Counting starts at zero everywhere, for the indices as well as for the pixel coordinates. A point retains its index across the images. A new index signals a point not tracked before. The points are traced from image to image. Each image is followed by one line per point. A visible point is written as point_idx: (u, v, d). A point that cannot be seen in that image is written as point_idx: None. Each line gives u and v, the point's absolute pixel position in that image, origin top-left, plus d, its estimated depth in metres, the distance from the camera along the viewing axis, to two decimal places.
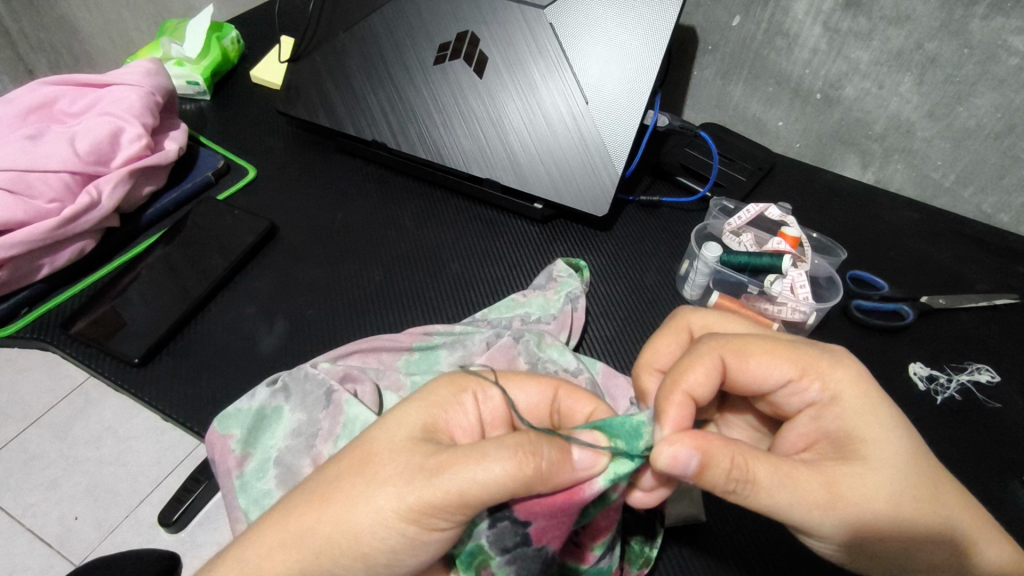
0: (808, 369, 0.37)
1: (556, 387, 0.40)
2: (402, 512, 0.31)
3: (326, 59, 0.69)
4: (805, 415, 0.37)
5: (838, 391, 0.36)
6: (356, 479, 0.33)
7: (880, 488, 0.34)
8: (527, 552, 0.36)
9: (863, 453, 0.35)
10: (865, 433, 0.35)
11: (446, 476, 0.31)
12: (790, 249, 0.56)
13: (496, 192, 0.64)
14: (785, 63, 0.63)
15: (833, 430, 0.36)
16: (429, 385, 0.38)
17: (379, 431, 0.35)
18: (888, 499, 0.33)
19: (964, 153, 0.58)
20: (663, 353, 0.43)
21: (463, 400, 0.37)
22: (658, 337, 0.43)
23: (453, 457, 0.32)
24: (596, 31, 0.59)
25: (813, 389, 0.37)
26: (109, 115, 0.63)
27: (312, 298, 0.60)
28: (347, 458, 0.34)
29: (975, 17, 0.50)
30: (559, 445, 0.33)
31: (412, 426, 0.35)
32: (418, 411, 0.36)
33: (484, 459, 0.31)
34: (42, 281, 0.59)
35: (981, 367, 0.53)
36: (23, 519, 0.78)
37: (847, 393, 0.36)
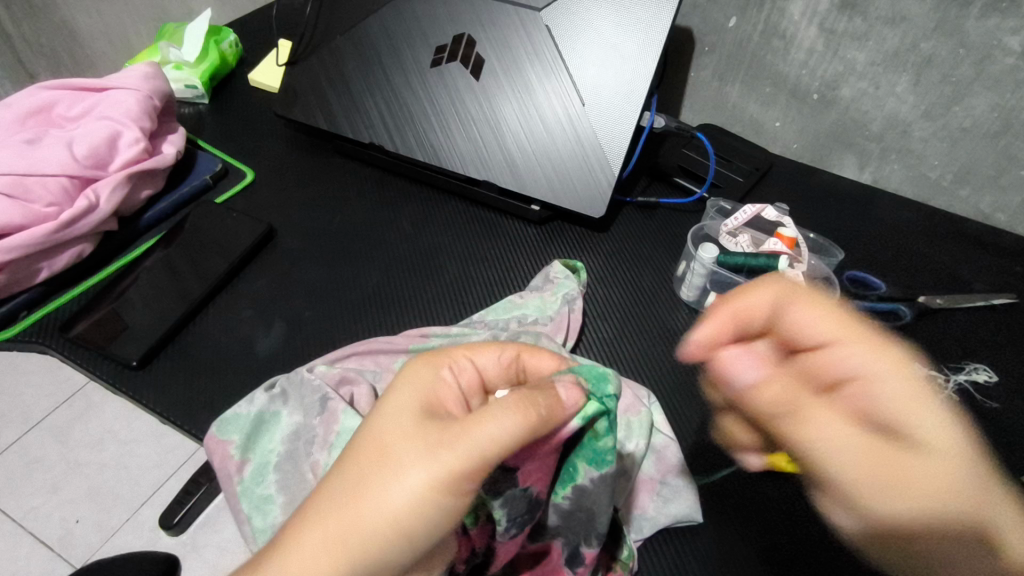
0: (856, 342, 0.36)
1: (518, 350, 0.40)
2: (435, 490, 0.31)
3: (324, 61, 0.69)
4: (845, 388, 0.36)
5: (883, 370, 0.35)
6: (382, 470, 0.32)
7: (939, 473, 0.32)
8: (511, 493, 0.34)
9: (914, 439, 0.33)
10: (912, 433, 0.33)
11: (465, 444, 0.31)
12: (786, 249, 0.56)
13: (493, 194, 0.64)
14: (781, 63, 0.63)
15: (872, 412, 0.35)
16: (408, 371, 0.37)
17: (383, 419, 0.34)
18: (943, 487, 0.32)
19: (962, 152, 0.58)
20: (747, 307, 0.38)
21: (447, 378, 0.37)
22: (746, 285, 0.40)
23: (464, 426, 0.32)
24: (590, 33, 0.59)
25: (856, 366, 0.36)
26: (108, 119, 0.64)
27: (311, 300, 0.60)
28: (361, 453, 0.33)
29: (971, 18, 0.50)
30: (551, 390, 0.33)
31: (411, 408, 0.35)
32: (408, 397, 0.35)
33: (492, 419, 0.31)
34: (41, 285, 0.59)
35: (978, 367, 0.53)
36: (25, 522, 0.78)
37: (891, 376, 0.35)
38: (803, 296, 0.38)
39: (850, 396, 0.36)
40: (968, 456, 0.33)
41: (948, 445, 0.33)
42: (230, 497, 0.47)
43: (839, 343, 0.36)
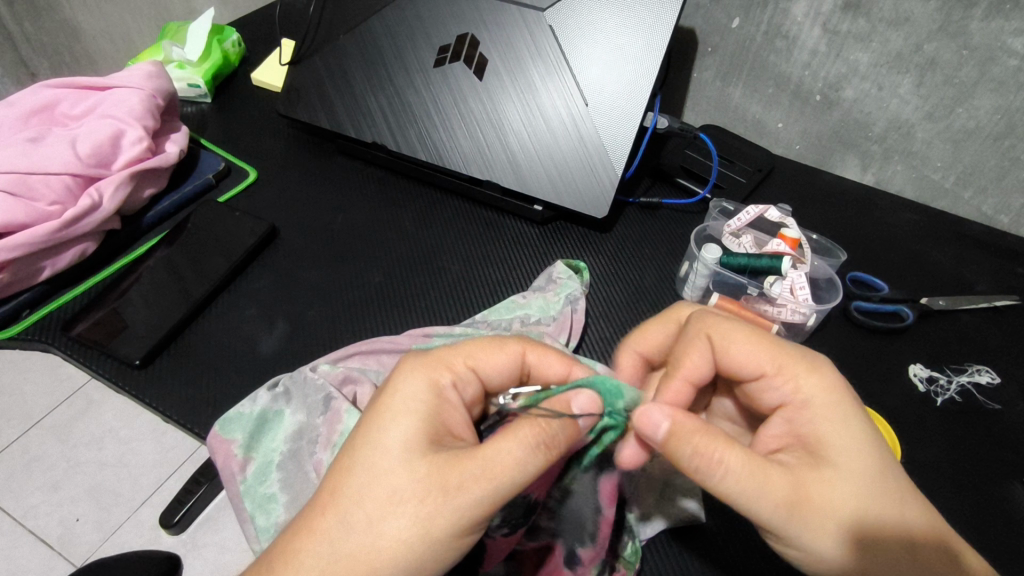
0: (785, 366, 0.37)
1: (524, 350, 0.39)
2: (459, 532, 0.31)
3: (326, 61, 0.69)
4: (777, 415, 0.37)
5: (809, 395, 0.36)
6: (396, 514, 0.31)
7: (851, 492, 0.33)
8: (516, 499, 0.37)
9: (831, 458, 0.34)
10: (837, 451, 0.34)
11: (487, 484, 0.31)
12: (789, 250, 0.56)
13: (496, 194, 0.64)
14: (784, 64, 0.63)
15: (805, 433, 0.36)
16: (403, 390, 0.35)
17: (386, 453, 0.32)
18: (853, 502, 0.33)
19: (965, 154, 0.58)
20: (687, 363, 0.40)
21: (448, 396, 0.36)
22: (650, 323, 0.45)
23: (485, 465, 0.31)
24: (594, 32, 0.59)
25: (786, 388, 0.37)
26: (111, 117, 0.64)
27: (312, 299, 0.60)
28: (367, 493, 0.31)
29: (975, 19, 0.50)
30: (567, 422, 0.34)
31: (415, 440, 0.33)
32: (409, 427, 0.33)
33: (513, 457, 0.31)
34: (43, 283, 0.59)
35: (981, 368, 0.53)
36: (25, 520, 0.78)
37: (818, 395, 0.36)
38: (729, 331, 0.39)
39: (784, 421, 0.37)
40: (888, 470, 0.34)
41: (871, 460, 0.34)
42: (233, 497, 0.47)
43: (770, 368, 0.38)
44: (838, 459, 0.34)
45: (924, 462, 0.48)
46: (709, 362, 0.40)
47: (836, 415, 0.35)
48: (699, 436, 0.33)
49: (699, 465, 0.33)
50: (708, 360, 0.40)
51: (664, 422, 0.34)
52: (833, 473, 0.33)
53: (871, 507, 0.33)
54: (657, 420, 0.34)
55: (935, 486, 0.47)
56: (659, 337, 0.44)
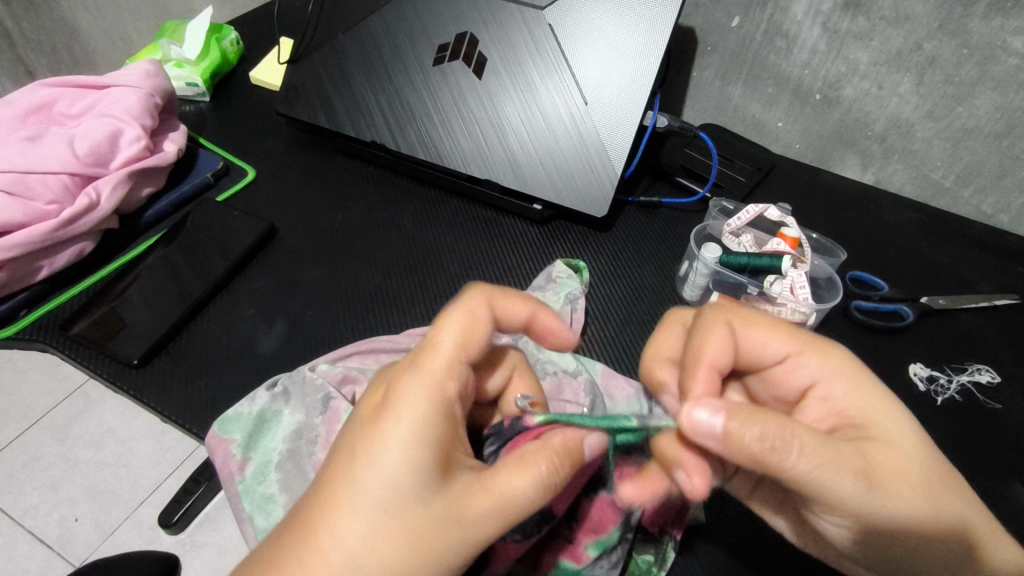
0: (807, 348, 0.38)
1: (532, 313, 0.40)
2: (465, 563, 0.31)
3: (325, 60, 0.69)
4: (814, 396, 0.38)
5: (839, 372, 0.37)
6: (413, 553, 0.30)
7: (903, 462, 0.34)
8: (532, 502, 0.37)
9: (875, 432, 0.35)
10: (883, 423, 0.35)
11: (506, 516, 0.31)
12: (789, 249, 0.56)
13: (496, 193, 0.64)
14: (784, 63, 0.63)
15: (847, 410, 0.36)
16: (404, 405, 0.32)
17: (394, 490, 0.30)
18: (908, 472, 0.33)
19: (964, 153, 0.58)
20: (709, 351, 0.37)
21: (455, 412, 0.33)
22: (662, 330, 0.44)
23: (501, 500, 0.31)
24: (594, 31, 0.59)
25: (812, 368, 0.38)
26: (109, 116, 0.63)
27: (312, 299, 0.60)
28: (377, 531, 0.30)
29: (975, 18, 0.50)
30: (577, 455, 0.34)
31: (425, 468, 0.31)
32: (421, 453, 0.31)
33: (529, 495, 0.31)
34: (41, 283, 0.59)
35: (981, 368, 0.53)
36: (23, 521, 0.78)
37: (847, 371, 0.37)
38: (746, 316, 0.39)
39: (819, 399, 0.38)
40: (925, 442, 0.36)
41: (911, 426, 0.35)
42: (232, 496, 0.47)
43: (791, 349, 0.39)
44: (886, 429, 0.35)
45: None
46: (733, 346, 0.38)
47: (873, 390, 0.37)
48: (765, 418, 0.31)
49: (776, 447, 0.31)
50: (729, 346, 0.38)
51: (717, 418, 0.31)
52: (888, 443, 0.34)
53: (925, 474, 0.34)
54: (707, 420, 0.32)
55: None
56: (672, 345, 0.43)
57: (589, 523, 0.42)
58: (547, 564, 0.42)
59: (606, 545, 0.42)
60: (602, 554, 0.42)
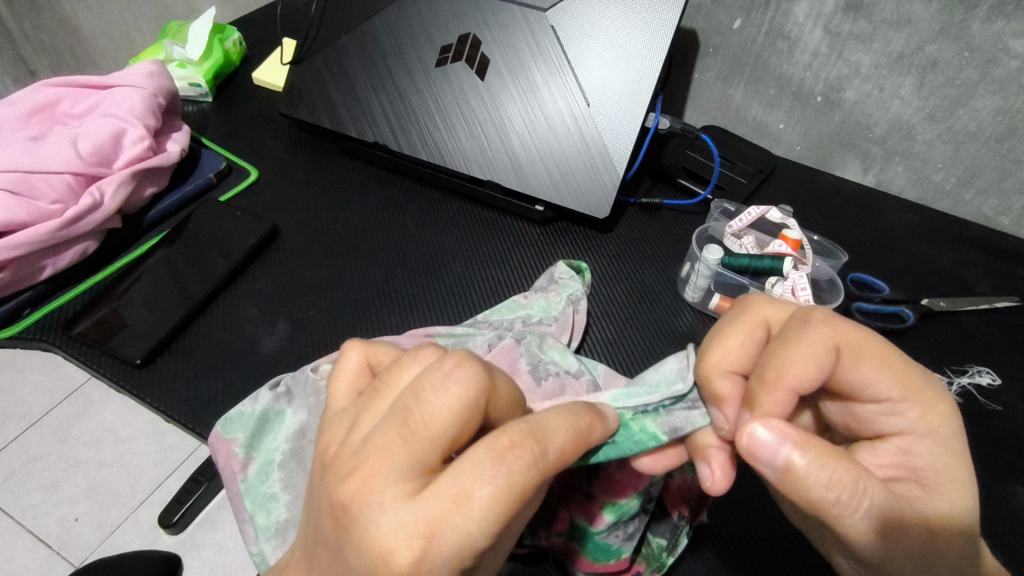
0: (912, 397, 0.33)
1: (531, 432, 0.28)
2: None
3: (328, 61, 0.69)
4: (892, 441, 0.35)
5: (934, 428, 0.34)
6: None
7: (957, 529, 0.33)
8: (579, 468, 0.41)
9: (941, 494, 0.33)
10: (952, 490, 0.33)
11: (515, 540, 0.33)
12: (791, 251, 0.57)
13: (497, 193, 0.64)
14: (785, 65, 0.63)
15: (922, 467, 0.34)
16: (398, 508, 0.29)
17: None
18: (956, 539, 0.33)
19: (965, 155, 0.58)
20: (789, 375, 0.33)
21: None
22: (734, 331, 0.37)
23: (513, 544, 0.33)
24: (596, 33, 0.59)
25: (910, 416, 0.34)
26: (112, 116, 0.64)
27: (314, 299, 0.60)
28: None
29: (976, 21, 0.50)
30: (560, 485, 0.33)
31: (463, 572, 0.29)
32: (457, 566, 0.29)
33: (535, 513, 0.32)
34: (44, 282, 0.59)
35: (982, 370, 0.53)
36: (24, 520, 0.78)
37: (942, 428, 0.34)
38: (863, 344, 0.33)
39: (896, 448, 0.35)
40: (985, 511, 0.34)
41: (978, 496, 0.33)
42: (234, 497, 0.47)
43: (897, 394, 0.33)
44: (952, 495, 0.33)
45: None
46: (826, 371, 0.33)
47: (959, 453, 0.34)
48: (832, 466, 0.31)
49: (839, 498, 0.31)
50: (821, 370, 0.33)
51: (784, 449, 0.31)
52: (949, 509, 0.33)
53: (967, 545, 0.33)
54: (774, 451, 0.31)
55: None
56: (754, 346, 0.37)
57: (611, 485, 0.40)
58: (563, 519, 0.42)
59: (623, 511, 0.40)
60: (617, 520, 0.40)
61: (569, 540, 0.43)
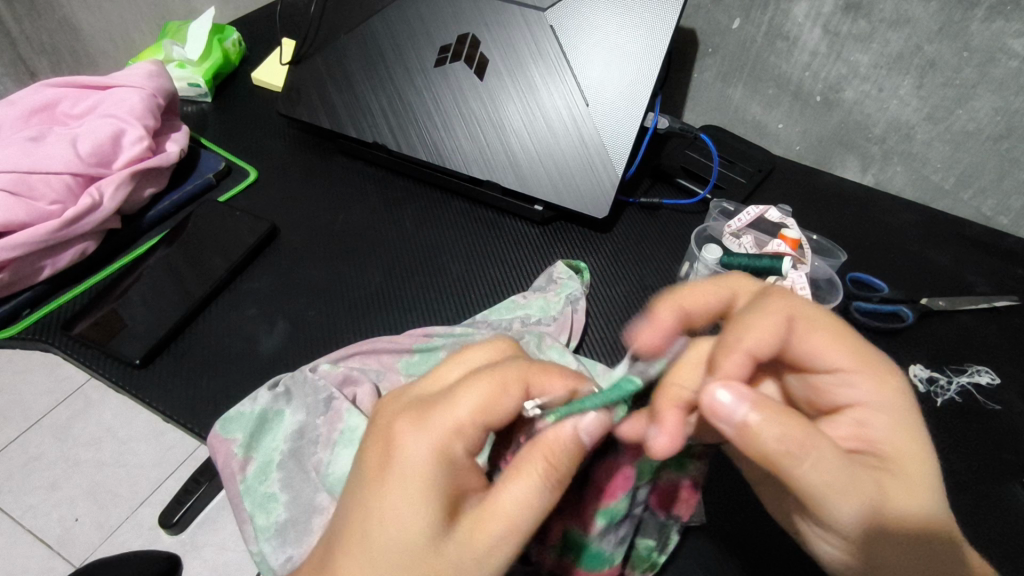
0: (863, 368, 0.37)
1: (527, 381, 0.36)
2: None
3: (327, 61, 0.69)
4: (849, 412, 0.37)
5: (881, 397, 0.36)
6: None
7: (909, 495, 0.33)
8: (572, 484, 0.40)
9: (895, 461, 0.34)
10: (907, 461, 0.34)
11: (512, 535, 0.31)
12: (789, 250, 0.57)
13: (497, 193, 0.64)
14: (785, 65, 0.63)
15: (876, 438, 0.35)
16: (406, 461, 0.33)
17: (402, 534, 0.32)
18: (909, 504, 0.33)
19: (964, 155, 0.58)
20: (751, 337, 0.35)
21: (456, 450, 0.34)
22: (705, 284, 0.41)
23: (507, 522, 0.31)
24: (594, 33, 0.59)
25: (862, 388, 0.36)
26: (112, 117, 0.64)
27: (314, 299, 0.60)
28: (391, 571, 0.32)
29: (975, 20, 0.50)
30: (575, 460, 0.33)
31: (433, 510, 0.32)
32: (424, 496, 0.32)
33: (530, 501, 0.31)
34: (43, 283, 0.59)
35: (981, 369, 0.53)
36: (24, 520, 0.78)
37: (892, 401, 0.36)
38: (813, 316, 0.37)
39: (851, 420, 0.36)
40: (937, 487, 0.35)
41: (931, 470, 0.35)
42: (233, 496, 0.47)
43: (846, 364, 0.37)
44: (908, 467, 0.34)
45: None
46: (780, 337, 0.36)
47: (910, 425, 0.36)
48: (785, 420, 0.31)
49: (791, 450, 0.31)
50: (776, 336, 0.36)
51: (741, 407, 0.31)
52: (904, 479, 0.34)
53: (920, 519, 0.33)
54: (731, 408, 0.31)
55: None
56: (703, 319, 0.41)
57: (597, 492, 0.40)
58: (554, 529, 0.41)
59: (614, 515, 0.40)
60: (608, 527, 0.40)
61: (562, 555, 0.42)
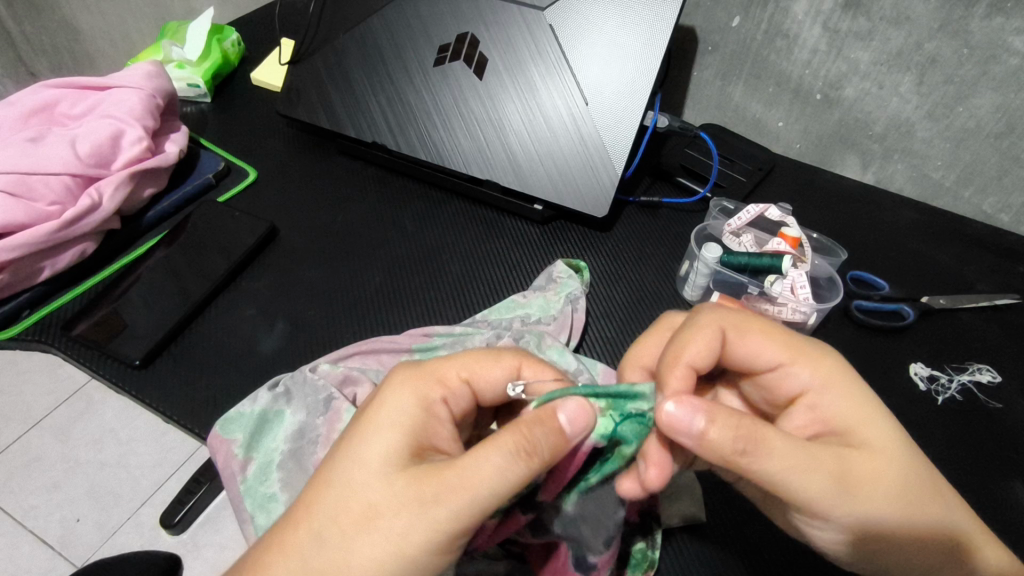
0: (800, 356, 0.38)
1: (519, 363, 0.39)
2: (434, 550, 0.30)
3: (326, 61, 0.69)
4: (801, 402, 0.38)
5: (829, 377, 0.37)
6: (370, 532, 0.31)
7: (877, 470, 0.34)
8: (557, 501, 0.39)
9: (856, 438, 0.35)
10: (864, 431, 0.36)
11: (462, 496, 0.30)
12: (790, 250, 0.56)
13: (497, 193, 0.64)
14: (785, 63, 0.63)
15: (831, 418, 0.36)
16: (391, 405, 0.35)
17: (364, 466, 0.32)
18: (878, 478, 0.34)
19: (964, 153, 0.58)
20: (689, 352, 0.37)
21: (438, 411, 0.36)
22: (647, 334, 0.43)
23: (462, 478, 0.31)
24: (594, 32, 0.59)
25: (805, 374, 0.38)
26: (111, 117, 0.64)
27: (314, 299, 0.60)
28: (342, 508, 0.31)
29: (975, 18, 0.50)
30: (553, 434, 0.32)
31: (398, 456, 0.33)
32: (398, 439, 0.33)
33: (492, 465, 0.31)
34: (43, 284, 0.59)
35: (982, 367, 0.53)
36: (25, 521, 0.78)
37: (839, 376, 0.37)
38: (741, 322, 0.39)
39: (806, 408, 0.37)
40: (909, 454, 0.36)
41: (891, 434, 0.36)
42: (234, 497, 0.47)
43: (782, 357, 0.38)
44: (865, 439, 0.35)
45: None
46: (712, 347, 0.38)
47: (864, 399, 0.37)
48: (736, 423, 0.32)
49: (745, 449, 0.32)
50: (710, 348, 0.37)
51: (696, 418, 0.32)
52: (862, 452, 0.35)
53: (892, 489, 0.34)
54: (687, 419, 0.32)
55: None
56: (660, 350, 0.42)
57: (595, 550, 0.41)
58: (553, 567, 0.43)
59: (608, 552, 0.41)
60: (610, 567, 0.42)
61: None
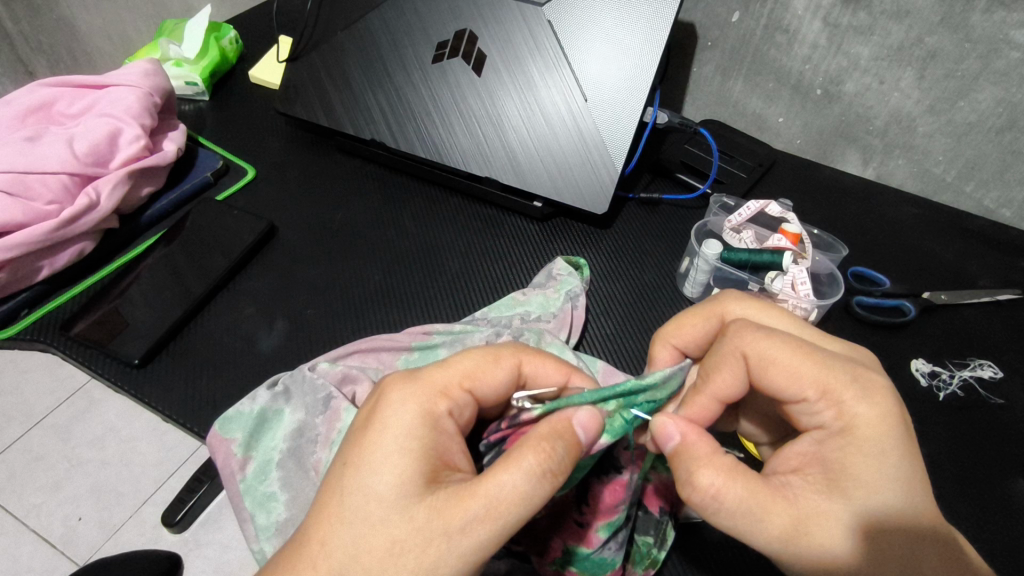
0: (830, 392, 0.35)
1: (520, 361, 0.39)
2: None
3: (324, 59, 0.69)
4: (810, 435, 0.36)
5: (851, 423, 0.34)
6: (397, 566, 0.31)
7: (851, 526, 0.33)
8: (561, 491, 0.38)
9: (846, 488, 0.33)
10: (857, 482, 0.33)
11: (490, 523, 0.31)
12: (790, 245, 0.55)
13: (496, 190, 0.64)
14: (784, 58, 0.63)
15: (830, 460, 0.35)
16: (394, 423, 0.34)
17: (381, 501, 0.32)
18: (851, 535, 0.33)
19: (966, 147, 0.58)
20: (713, 383, 0.39)
21: (444, 426, 0.35)
22: (687, 316, 0.43)
23: (489, 505, 0.31)
24: (594, 28, 0.58)
25: (826, 414, 0.35)
26: (108, 115, 0.63)
27: (312, 298, 0.60)
28: (364, 546, 0.31)
29: (976, 12, 0.50)
30: (572, 442, 0.32)
31: (416, 483, 0.32)
32: (411, 463, 0.33)
33: (519, 491, 0.31)
34: (42, 283, 0.59)
35: (983, 363, 0.53)
36: (28, 519, 0.78)
37: (862, 426, 0.34)
38: (767, 353, 0.37)
39: (814, 446, 0.36)
40: (908, 516, 0.33)
41: (889, 497, 0.33)
42: (233, 496, 0.47)
43: (810, 393, 0.36)
44: (855, 491, 0.33)
45: (926, 459, 0.48)
46: (741, 382, 0.38)
47: (874, 453, 0.34)
48: (698, 461, 0.34)
49: (701, 489, 0.34)
50: (734, 381, 0.38)
51: (674, 438, 0.35)
52: (839, 505, 0.33)
53: (867, 548, 0.32)
54: (670, 432, 0.35)
55: (937, 483, 0.47)
56: (696, 336, 0.43)
57: (599, 507, 0.40)
58: (556, 546, 0.41)
59: (615, 526, 0.40)
60: (610, 536, 0.40)
61: (563, 566, 0.42)
